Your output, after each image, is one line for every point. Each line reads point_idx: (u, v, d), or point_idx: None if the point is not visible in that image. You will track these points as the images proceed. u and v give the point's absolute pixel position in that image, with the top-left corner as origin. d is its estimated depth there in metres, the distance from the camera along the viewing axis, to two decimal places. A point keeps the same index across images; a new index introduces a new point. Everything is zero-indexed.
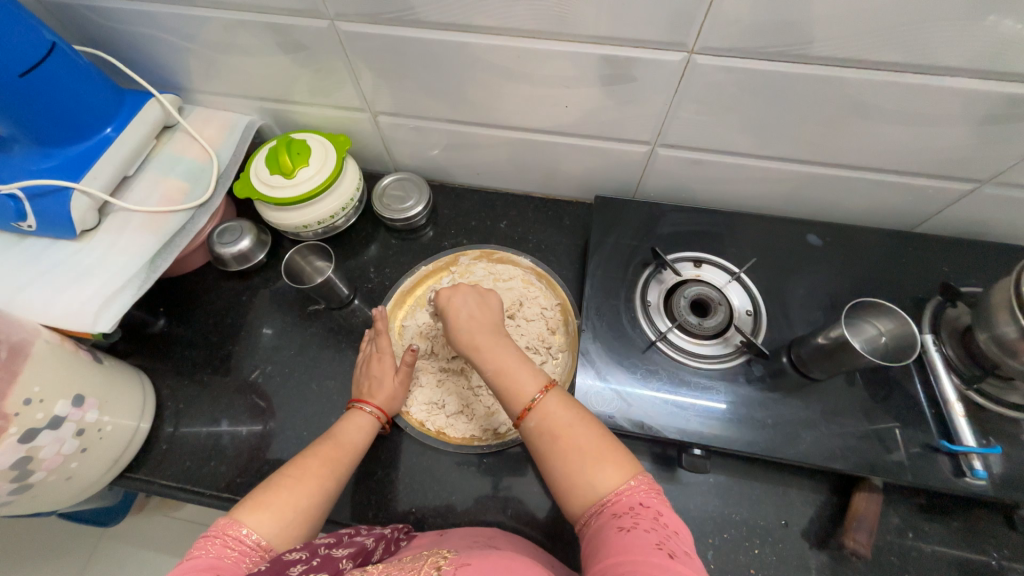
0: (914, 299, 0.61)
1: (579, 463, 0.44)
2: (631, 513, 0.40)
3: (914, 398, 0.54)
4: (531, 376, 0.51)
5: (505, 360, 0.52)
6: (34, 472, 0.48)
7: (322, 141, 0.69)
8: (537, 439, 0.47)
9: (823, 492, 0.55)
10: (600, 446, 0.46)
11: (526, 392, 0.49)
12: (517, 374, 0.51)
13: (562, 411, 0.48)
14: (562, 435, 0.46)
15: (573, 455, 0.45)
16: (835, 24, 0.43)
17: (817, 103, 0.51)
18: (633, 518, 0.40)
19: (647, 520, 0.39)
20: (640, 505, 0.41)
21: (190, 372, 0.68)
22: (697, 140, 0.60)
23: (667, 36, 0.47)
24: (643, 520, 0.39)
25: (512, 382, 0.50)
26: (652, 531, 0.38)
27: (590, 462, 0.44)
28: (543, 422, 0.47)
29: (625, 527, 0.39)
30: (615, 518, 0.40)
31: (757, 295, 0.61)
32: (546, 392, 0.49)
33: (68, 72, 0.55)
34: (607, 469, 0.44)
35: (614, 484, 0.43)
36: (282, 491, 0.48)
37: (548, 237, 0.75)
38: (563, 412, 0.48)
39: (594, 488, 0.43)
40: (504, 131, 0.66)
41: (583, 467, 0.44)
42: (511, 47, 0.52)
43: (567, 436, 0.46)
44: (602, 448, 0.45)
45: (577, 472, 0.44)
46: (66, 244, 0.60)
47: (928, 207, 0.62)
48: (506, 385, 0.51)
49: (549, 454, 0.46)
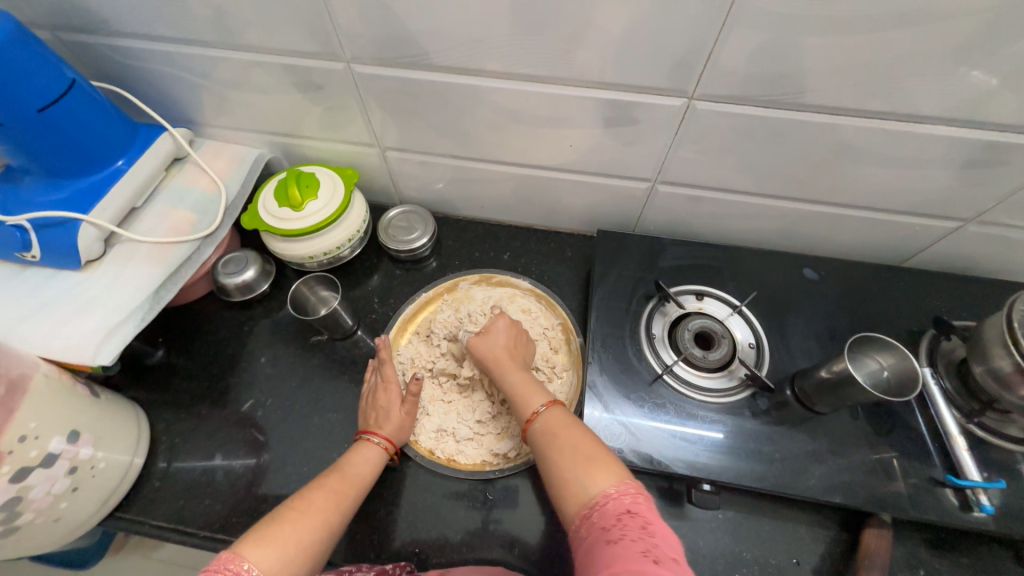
0: (910, 333, 0.62)
1: (569, 464, 0.45)
2: (618, 523, 0.39)
3: (916, 431, 0.55)
4: (540, 392, 0.54)
5: (522, 376, 0.56)
6: (22, 514, 0.46)
7: (330, 174, 0.70)
8: (539, 443, 0.50)
9: (832, 528, 0.55)
10: (594, 449, 0.46)
11: (533, 403, 0.53)
12: (531, 389, 0.55)
13: (564, 419, 0.50)
14: (561, 436, 0.48)
15: (565, 456, 0.46)
16: (824, 76, 0.46)
17: (810, 146, 0.54)
18: (621, 529, 0.38)
19: (634, 530, 0.38)
20: (627, 513, 0.40)
21: (187, 405, 0.67)
22: (695, 178, 0.62)
23: (668, 83, 0.50)
24: (630, 529, 0.38)
25: (523, 393, 0.55)
26: (639, 540, 0.37)
27: (581, 463, 0.45)
28: (544, 429, 0.50)
29: (612, 540, 0.38)
30: (603, 531, 0.39)
31: (758, 328, 0.62)
32: (551, 405, 0.52)
33: (86, 107, 0.56)
34: (596, 470, 0.44)
35: (602, 487, 0.42)
36: (287, 525, 0.46)
37: (551, 268, 0.77)
38: (565, 421, 0.50)
39: (584, 489, 0.43)
40: (509, 167, 0.68)
41: (574, 469, 0.45)
42: (519, 89, 0.54)
43: (564, 439, 0.48)
44: (595, 452, 0.46)
45: (568, 473, 0.45)
46: (69, 274, 0.59)
47: (916, 243, 0.65)
48: (517, 396, 0.55)
49: (547, 455, 0.48)
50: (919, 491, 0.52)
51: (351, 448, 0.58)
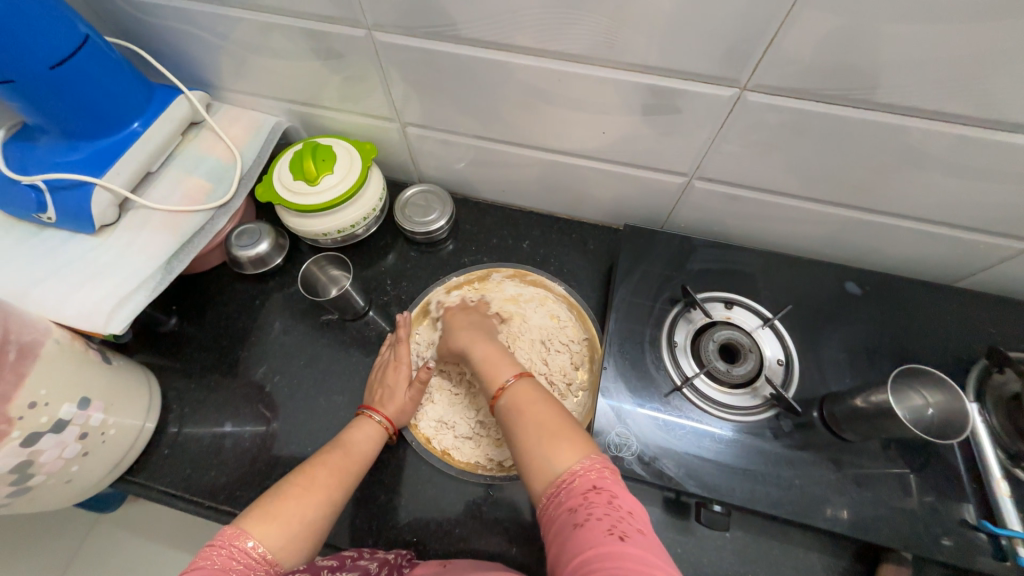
0: (958, 361, 0.57)
1: (535, 441, 0.45)
2: (585, 500, 0.39)
3: (954, 470, 0.51)
4: (508, 366, 0.55)
5: (489, 352, 0.57)
6: (34, 476, 0.47)
7: (348, 148, 0.67)
8: (507, 418, 0.49)
9: (847, 559, 0.52)
10: (560, 424, 0.46)
11: (501, 378, 0.53)
12: (499, 365, 0.55)
13: (530, 394, 0.50)
14: (527, 412, 0.48)
15: (531, 432, 0.46)
16: (904, 72, 0.40)
17: (873, 150, 0.48)
18: (587, 509, 0.38)
19: (600, 506, 0.38)
20: (593, 489, 0.40)
21: (198, 374, 0.67)
22: (737, 176, 0.57)
23: (719, 71, 0.44)
24: (595, 507, 0.38)
25: (493, 369, 0.54)
26: (604, 518, 0.37)
27: (546, 438, 0.44)
28: (511, 405, 0.50)
29: (579, 522, 0.37)
30: (570, 511, 0.39)
31: (790, 344, 0.58)
32: (518, 378, 0.52)
33: (99, 65, 0.54)
34: (563, 446, 0.43)
35: (567, 464, 0.42)
36: (291, 501, 0.45)
37: (571, 261, 0.73)
38: (532, 396, 0.50)
39: (550, 466, 0.43)
40: (535, 151, 0.64)
41: (539, 445, 0.44)
42: (551, 68, 0.49)
43: (531, 415, 0.47)
44: (562, 428, 0.45)
45: (536, 449, 0.44)
46: (85, 238, 0.59)
47: (978, 263, 0.59)
48: (487, 372, 0.55)
49: (515, 431, 0.47)
50: (947, 531, 0.48)
51: (351, 423, 0.57)
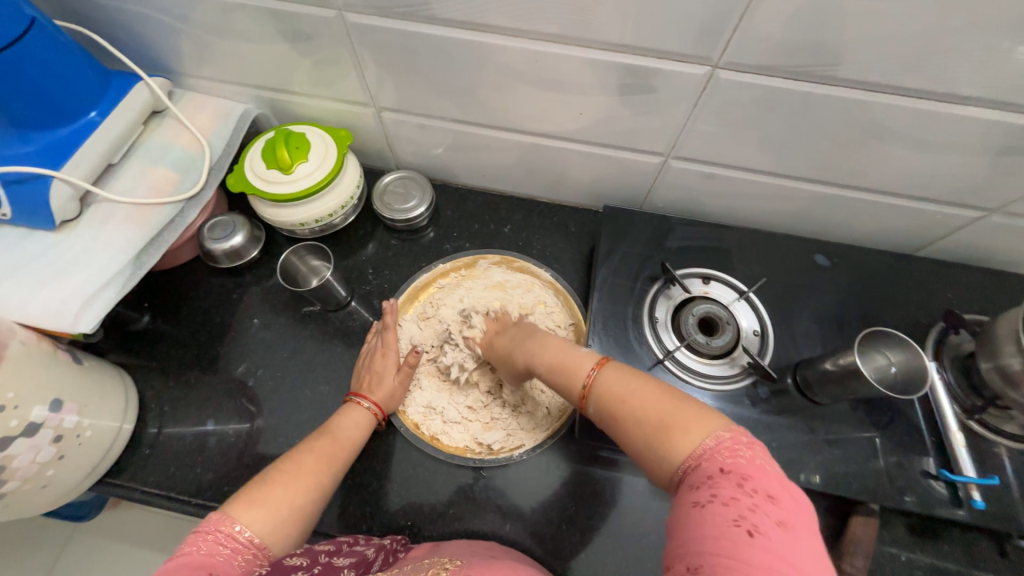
0: (917, 325, 0.61)
1: (644, 431, 0.39)
2: (709, 482, 0.33)
3: (915, 425, 0.55)
4: (583, 358, 0.48)
5: (557, 351, 0.51)
6: (7, 482, 0.45)
7: (322, 134, 0.65)
8: (605, 413, 0.43)
9: (820, 514, 0.56)
10: (669, 407, 0.39)
11: (582, 370, 0.47)
12: (574, 359, 0.49)
13: (623, 377, 0.44)
14: (627, 399, 0.42)
15: (639, 424, 0.40)
16: (865, 47, 0.42)
17: (838, 124, 0.50)
18: (712, 489, 0.33)
19: (727, 489, 0.33)
20: (721, 471, 0.34)
21: (176, 372, 0.65)
22: (711, 154, 0.59)
23: (692, 49, 0.45)
24: (722, 490, 0.32)
25: (568, 366, 0.48)
26: (730, 505, 0.32)
27: (657, 426, 0.39)
28: (605, 397, 0.43)
29: (701, 503, 0.33)
30: (692, 491, 0.34)
31: (764, 315, 0.60)
32: (600, 366, 0.46)
33: (49, 50, 0.51)
34: (678, 433, 0.37)
35: (691, 450, 0.36)
36: (279, 488, 0.45)
37: (553, 244, 0.74)
38: (621, 381, 0.43)
39: (671, 456, 0.37)
40: (513, 134, 0.63)
41: (652, 436, 0.39)
42: (528, 49, 0.49)
43: (631, 401, 0.41)
44: (671, 409, 0.39)
45: (647, 441, 0.39)
46: (44, 235, 0.56)
47: (935, 232, 0.62)
48: (562, 374, 0.48)
49: (618, 424, 0.42)
50: (910, 482, 0.52)
51: (339, 410, 0.57)
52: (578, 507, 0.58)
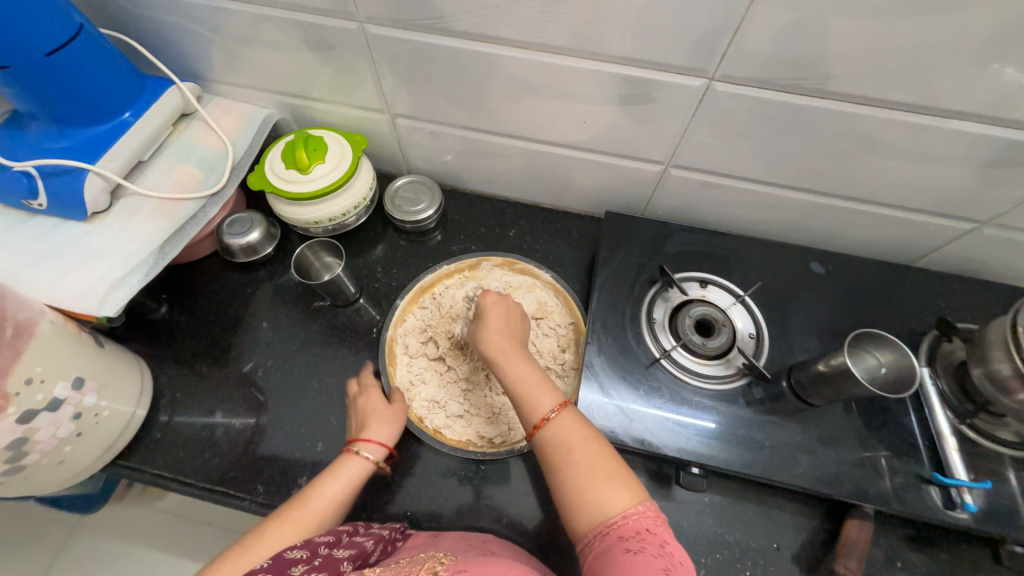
0: (912, 332, 0.62)
1: (587, 481, 0.44)
2: (638, 537, 0.40)
3: (908, 430, 0.55)
4: (547, 390, 0.51)
5: (526, 372, 0.52)
6: (28, 454, 0.48)
7: (339, 139, 0.69)
8: (549, 452, 0.47)
9: (815, 517, 0.56)
10: (609, 466, 0.45)
11: (542, 407, 0.49)
12: (538, 388, 0.51)
13: (576, 428, 0.48)
14: (576, 451, 0.46)
15: (583, 472, 0.45)
16: (851, 62, 0.44)
17: (829, 136, 0.53)
18: (640, 543, 0.39)
19: (653, 546, 0.39)
20: (646, 531, 0.41)
21: (189, 361, 0.68)
22: (709, 164, 0.61)
23: (689, 62, 0.48)
24: (650, 545, 0.39)
25: (531, 395, 0.50)
26: (659, 557, 0.38)
27: (602, 483, 0.44)
28: (556, 439, 0.47)
29: (631, 549, 0.39)
30: (620, 541, 0.40)
31: (760, 319, 0.62)
32: (562, 409, 0.49)
33: (93, 53, 0.55)
34: (616, 491, 0.43)
35: (622, 508, 0.42)
36: (237, 559, 0.43)
37: (556, 248, 0.76)
38: (578, 433, 0.47)
39: (602, 509, 0.43)
40: (520, 142, 0.67)
41: (593, 488, 0.43)
42: (534, 60, 0.53)
43: (579, 455, 0.46)
44: (614, 471, 0.45)
45: (586, 492, 0.44)
46: (75, 225, 0.59)
47: (927, 243, 0.64)
48: (525, 395, 0.50)
49: (559, 468, 0.46)
50: (904, 486, 0.52)
51: (330, 465, 0.54)
52: None
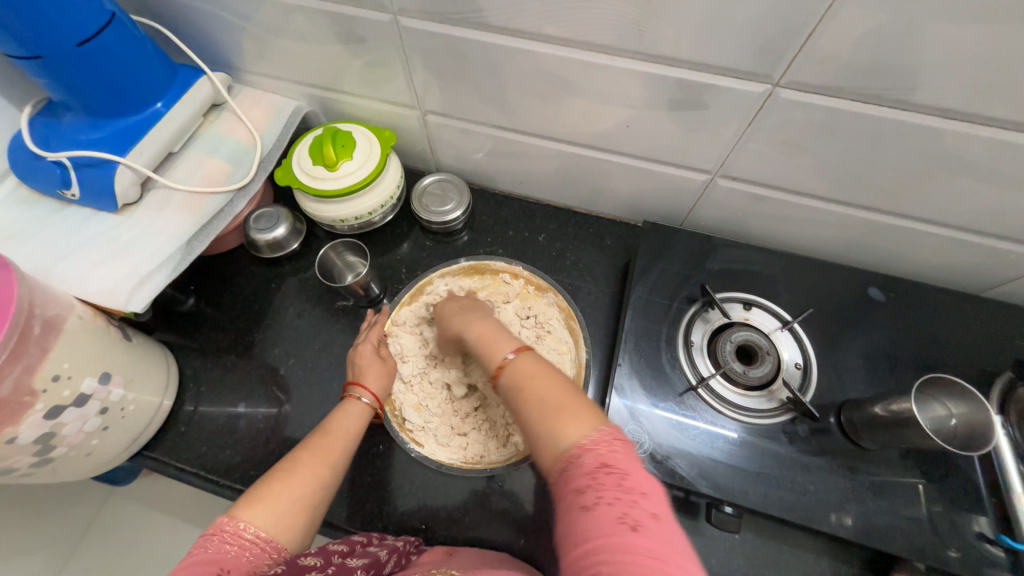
0: (981, 372, 0.56)
1: (540, 414, 0.39)
2: (592, 479, 0.33)
3: (972, 483, 0.50)
4: (506, 342, 0.49)
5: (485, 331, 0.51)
6: (56, 447, 0.48)
7: (367, 134, 0.67)
8: (509, 394, 0.43)
9: (857, 566, 0.52)
10: (566, 397, 0.40)
11: (501, 353, 0.47)
12: (496, 341, 0.49)
13: (533, 365, 0.44)
14: (529, 386, 0.42)
15: (535, 406, 0.40)
16: (947, 72, 0.38)
17: (908, 152, 0.47)
18: (597, 490, 0.33)
19: (610, 488, 0.33)
20: (602, 467, 0.34)
21: (215, 355, 0.68)
22: (763, 175, 0.56)
23: (751, 67, 0.43)
24: (605, 489, 0.33)
25: (490, 347, 0.49)
26: (615, 503, 0.32)
27: (551, 413, 0.39)
28: (512, 378, 0.44)
29: (588, 505, 0.32)
30: (576, 491, 0.34)
31: (809, 348, 0.57)
32: (520, 351, 0.46)
33: (124, 43, 0.54)
34: (571, 420, 0.38)
35: (575, 437, 0.36)
36: (275, 486, 0.44)
37: (587, 256, 0.73)
38: (535, 369, 0.44)
39: (559, 442, 0.37)
40: (555, 144, 0.63)
41: (544, 419, 0.39)
42: (576, 59, 0.49)
43: (531, 387, 0.42)
44: (568, 399, 0.40)
45: (539, 424, 0.39)
46: (107, 217, 0.59)
47: (1007, 274, 0.57)
48: (484, 351, 0.49)
49: (516, 406, 0.42)
50: (961, 545, 0.48)
51: (336, 407, 0.56)
52: None
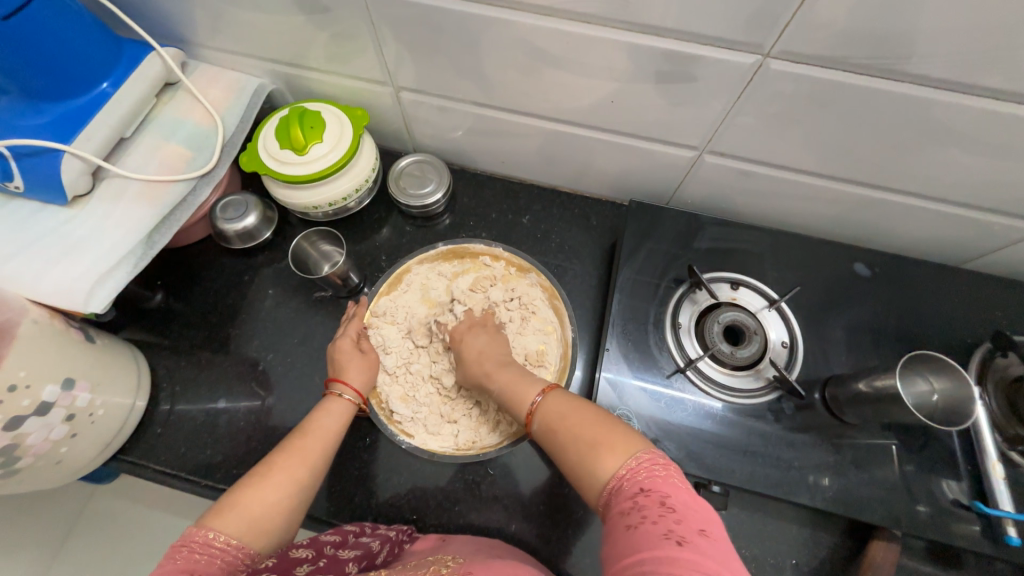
0: (960, 344, 0.57)
1: (577, 450, 0.43)
2: (635, 503, 0.36)
3: (949, 452, 0.52)
4: (531, 384, 0.52)
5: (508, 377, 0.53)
6: (21, 458, 0.46)
7: (337, 114, 0.62)
8: (546, 436, 0.47)
9: (838, 535, 0.54)
10: (599, 428, 0.43)
11: (528, 398, 0.50)
12: (520, 385, 0.52)
13: (564, 404, 0.47)
14: (564, 425, 0.45)
15: (572, 443, 0.43)
16: (944, 40, 0.37)
17: (899, 125, 0.45)
18: (640, 511, 0.35)
19: (654, 508, 0.35)
20: (644, 489, 0.37)
21: (189, 352, 0.65)
22: (751, 151, 0.54)
23: (742, 36, 0.41)
24: (650, 509, 0.35)
25: (514, 395, 0.51)
26: (660, 521, 0.34)
27: (588, 449, 0.42)
28: (545, 421, 0.47)
29: (632, 524, 0.35)
30: (622, 514, 0.36)
31: (795, 326, 0.57)
32: (546, 393, 0.49)
33: (57, 16, 0.49)
34: (605, 452, 0.41)
35: (613, 468, 0.39)
36: (247, 491, 0.43)
37: (573, 237, 0.71)
38: (565, 408, 0.47)
39: (597, 474, 0.40)
40: (538, 121, 0.60)
41: (582, 456, 0.42)
42: (557, 30, 0.45)
43: (566, 426, 0.45)
44: (600, 431, 0.43)
45: (579, 460, 0.42)
46: (57, 210, 0.55)
47: (989, 245, 0.57)
48: (509, 399, 0.51)
49: (556, 446, 0.45)
50: (937, 512, 0.49)
51: (318, 405, 0.54)
52: (587, 512, 0.56)
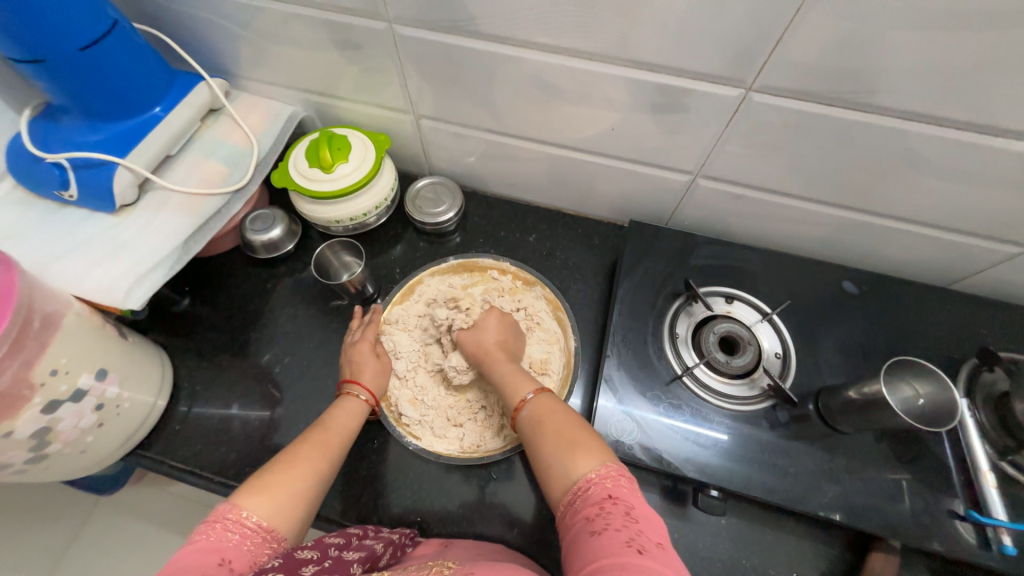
0: (949, 360, 0.59)
1: (554, 448, 0.46)
2: (601, 510, 0.39)
3: (943, 464, 0.53)
4: (527, 381, 0.54)
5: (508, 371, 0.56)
6: (51, 443, 0.49)
7: (363, 138, 0.69)
8: (527, 431, 0.50)
9: (837, 547, 0.54)
10: (578, 432, 0.46)
11: (520, 392, 0.53)
12: (517, 379, 0.55)
13: (550, 405, 0.50)
14: (546, 424, 0.48)
15: (551, 439, 0.46)
16: (903, 76, 0.42)
17: (873, 151, 0.50)
18: (605, 518, 0.38)
19: (618, 517, 0.38)
20: (609, 498, 0.40)
21: (210, 354, 0.68)
22: (741, 175, 0.59)
23: (726, 72, 0.46)
24: (614, 518, 0.38)
25: (510, 385, 0.54)
26: (623, 529, 0.37)
27: (564, 450, 0.45)
28: (531, 416, 0.50)
29: (597, 531, 0.37)
30: (587, 521, 0.39)
31: (788, 339, 0.60)
32: (539, 393, 0.52)
33: (125, 49, 0.56)
34: (580, 454, 0.44)
35: (585, 471, 0.42)
36: (276, 476, 0.45)
37: (577, 255, 0.75)
38: (552, 409, 0.50)
39: (568, 473, 0.43)
40: (545, 146, 0.65)
41: (557, 453, 0.45)
42: (563, 65, 0.51)
43: (549, 425, 0.48)
44: (578, 434, 0.46)
45: (552, 459, 0.45)
46: (103, 217, 0.60)
47: (971, 266, 0.60)
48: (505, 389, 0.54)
49: (535, 442, 0.48)
50: (934, 522, 0.50)
51: (334, 404, 0.57)
52: None
